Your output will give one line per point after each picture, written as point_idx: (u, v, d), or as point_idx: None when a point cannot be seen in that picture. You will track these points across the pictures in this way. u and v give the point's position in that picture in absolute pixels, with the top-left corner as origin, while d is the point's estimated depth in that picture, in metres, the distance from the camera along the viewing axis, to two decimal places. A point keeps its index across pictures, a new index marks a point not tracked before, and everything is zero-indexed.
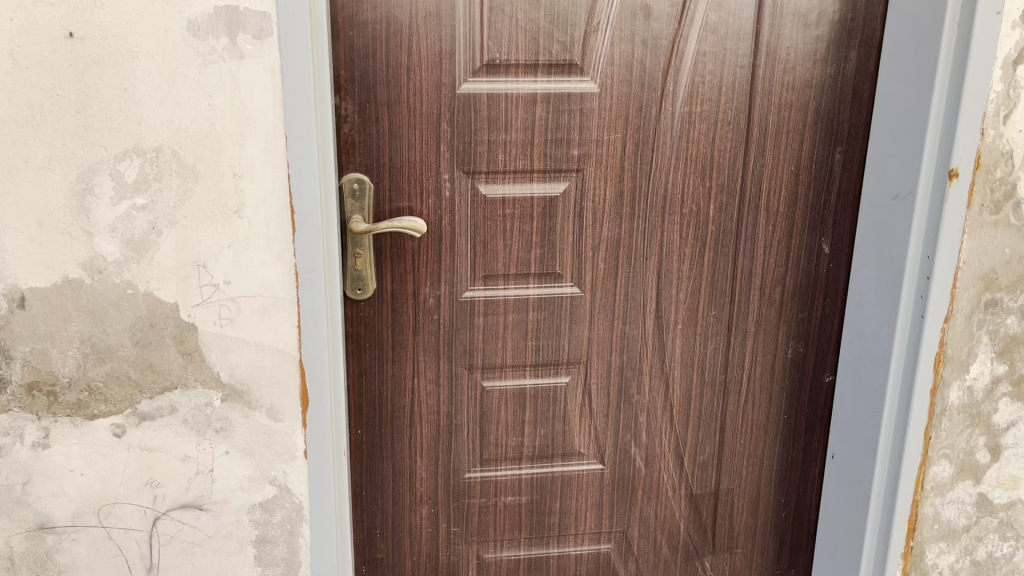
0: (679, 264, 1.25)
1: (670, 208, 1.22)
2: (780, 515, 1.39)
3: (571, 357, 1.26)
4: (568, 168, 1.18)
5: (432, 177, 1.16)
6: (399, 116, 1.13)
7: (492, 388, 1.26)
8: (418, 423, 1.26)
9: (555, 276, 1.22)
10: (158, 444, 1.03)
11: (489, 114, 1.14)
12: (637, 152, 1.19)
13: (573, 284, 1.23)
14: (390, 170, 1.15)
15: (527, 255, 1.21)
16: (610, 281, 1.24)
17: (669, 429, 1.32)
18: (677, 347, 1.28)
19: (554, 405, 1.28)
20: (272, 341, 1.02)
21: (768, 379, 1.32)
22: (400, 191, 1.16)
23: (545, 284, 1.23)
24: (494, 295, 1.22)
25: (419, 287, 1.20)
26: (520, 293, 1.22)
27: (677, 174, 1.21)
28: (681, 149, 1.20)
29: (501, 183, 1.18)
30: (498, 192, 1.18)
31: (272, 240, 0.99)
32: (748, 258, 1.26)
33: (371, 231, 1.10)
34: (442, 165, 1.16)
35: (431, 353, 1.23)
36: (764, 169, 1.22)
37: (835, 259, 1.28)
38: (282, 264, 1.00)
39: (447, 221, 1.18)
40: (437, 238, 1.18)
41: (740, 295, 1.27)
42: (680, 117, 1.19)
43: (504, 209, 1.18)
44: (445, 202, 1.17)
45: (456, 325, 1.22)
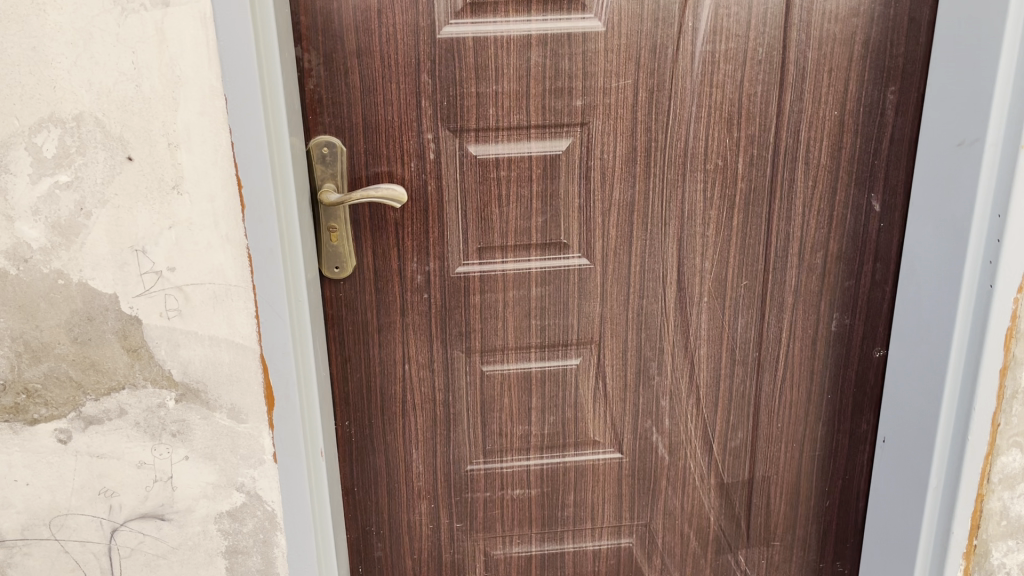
0: (704, 229, 1.08)
1: (691, 164, 1.06)
2: (823, 506, 1.24)
3: (581, 337, 1.12)
4: (571, 122, 1.02)
5: (413, 137, 1.01)
6: (371, 67, 0.97)
7: (492, 373, 1.12)
8: (411, 412, 1.13)
9: (559, 246, 1.08)
10: (108, 450, 0.92)
11: (477, 63, 0.99)
12: (652, 101, 1.02)
13: (580, 255, 1.09)
14: (364, 129, 1.00)
15: (527, 223, 1.06)
16: (624, 249, 1.08)
17: (696, 413, 1.17)
18: (703, 322, 1.13)
19: (564, 390, 1.14)
20: (227, 333, 0.89)
21: (808, 356, 1.16)
22: (377, 155, 1.01)
23: (548, 256, 1.08)
24: (491, 270, 1.08)
25: (404, 263, 1.06)
26: (520, 266, 1.08)
27: (699, 124, 1.04)
28: (703, 96, 1.03)
29: (493, 142, 1.02)
30: (491, 153, 1.03)
31: (218, 219, 0.85)
32: (784, 220, 1.09)
33: (343, 202, 0.97)
34: (425, 123, 1.00)
35: (423, 335, 1.10)
36: (802, 115, 1.05)
37: (886, 218, 1.10)
38: (232, 247, 0.86)
39: (434, 187, 1.03)
40: (422, 206, 1.04)
41: (776, 261, 1.11)
42: (701, 58, 1.01)
43: (499, 172, 1.03)
44: (430, 165, 1.02)
45: (450, 304, 1.09)
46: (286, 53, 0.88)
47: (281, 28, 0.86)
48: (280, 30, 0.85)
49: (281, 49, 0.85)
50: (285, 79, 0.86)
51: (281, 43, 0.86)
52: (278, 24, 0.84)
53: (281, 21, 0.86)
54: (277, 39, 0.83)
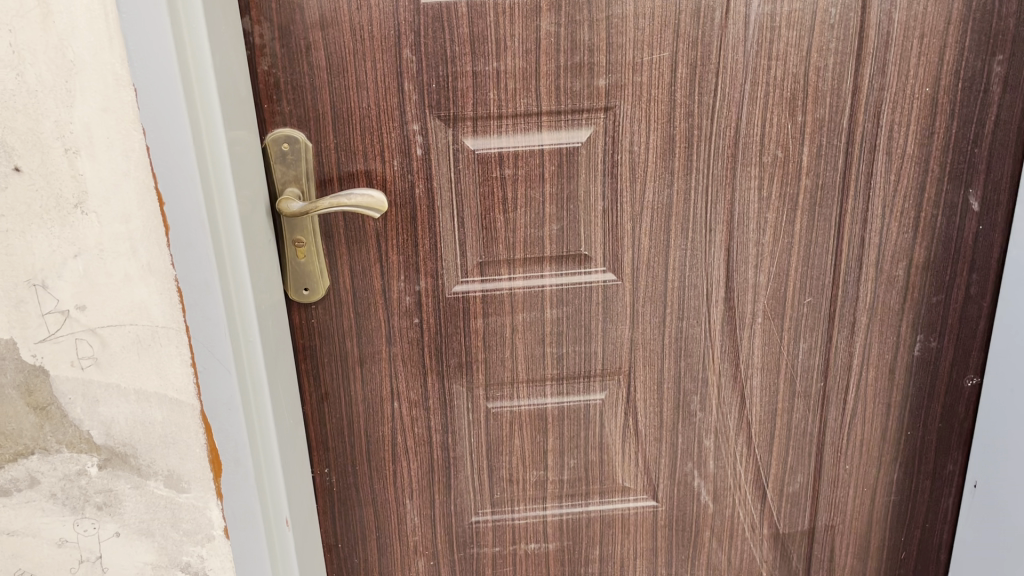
0: (758, 235, 0.88)
1: (743, 157, 0.85)
2: (898, 559, 1.04)
3: (607, 366, 0.92)
4: (593, 107, 0.82)
5: (395, 128, 0.81)
6: (339, 43, 0.77)
7: (498, 411, 0.93)
8: (403, 457, 0.94)
9: (580, 259, 0.88)
10: (21, 527, 0.74)
11: (473, 34, 0.78)
12: (694, 78, 0.81)
13: (605, 269, 0.88)
14: (334, 120, 0.80)
15: (540, 232, 0.86)
16: (659, 262, 0.88)
17: (747, 454, 0.97)
18: (756, 348, 0.92)
19: (587, 429, 0.95)
20: (157, 385, 0.70)
21: (884, 386, 0.95)
22: (352, 151, 0.82)
23: (566, 271, 0.88)
24: (495, 289, 0.88)
25: (389, 282, 0.87)
26: (532, 284, 0.88)
27: (754, 108, 0.83)
28: (759, 71, 0.81)
29: (495, 134, 0.82)
30: (493, 147, 0.82)
31: (136, 244, 0.66)
32: (858, 223, 0.88)
33: (307, 212, 0.78)
34: (409, 111, 0.81)
35: (414, 367, 0.90)
36: (884, 94, 0.83)
37: (987, 219, 0.89)
38: (155, 279, 0.67)
39: (423, 190, 0.84)
40: (409, 213, 0.84)
41: (847, 274, 0.90)
42: (757, 24, 0.80)
43: (504, 170, 0.83)
44: (417, 162, 0.83)
45: (446, 330, 0.89)
46: (221, 28, 0.69)
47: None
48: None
49: (212, 24, 0.65)
50: (220, 63, 0.66)
51: (213, 15, 0.66)
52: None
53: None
54: (205, 11, 0.63)
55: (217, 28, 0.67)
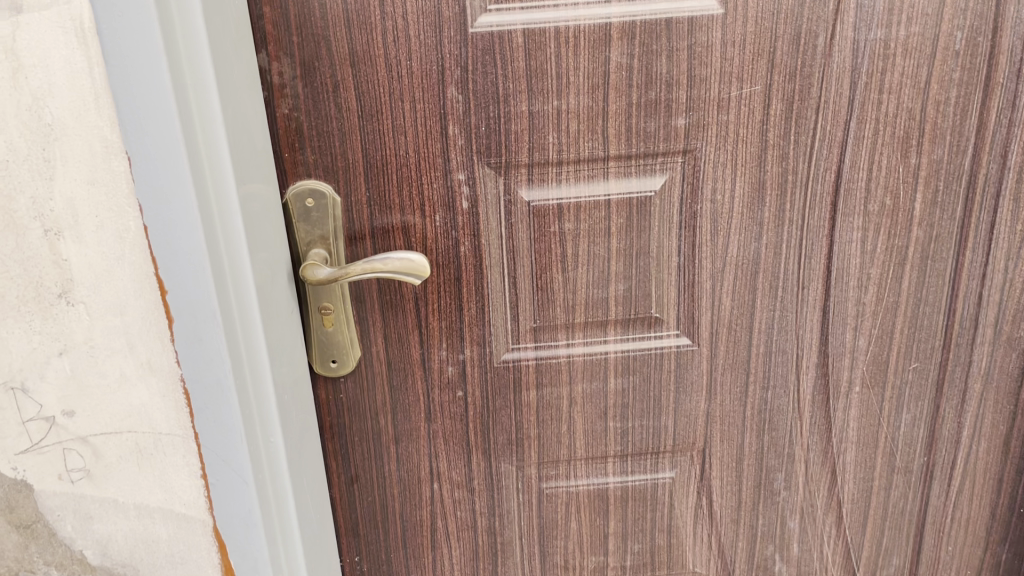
0: (858, 294, 0.75)
1: (845, 206, 0.72)
2: None
3: (679, 442, 0.80)
4: (669, 151, 0.69)
5: (437, 178, 0.69)
6: (373, 82, 0.65)
7: (553, 492, 0.81)
8: (444, 544, 0.82)
9: (649, 322, 0.75)
10: None
11: (530, 68, 0.66)
12: (791, 116, 0.69)
13: (679, 334, 0.76)
14: (366, 170, 0.68)
15: (604, 292, 0.74)
16: (742, 325, 0.76)
17: (836, 536, 0.85)
18: (851, 419, 0.80)
19: (655, 510, 0.83)
20: (162, 499, 0.59)
21: (997, 460, 0.83)
22: (386, 205, 0.70)
23: (633, 336, 0.76)
24: (551, 358, 0.76)
25: (430, 352, 0.75)
26: (594, 352, 0.76)
27: (859, 148, 0.70)
28: (867, 107, 0.69)
29: (554, 183, 0.70)
30: (551, 199, 0.70)
31: (133, 340, 0.55)
32: (975, 279, 0.75)
33: (337, 278, 0.66)
34: (454, 158, 0.68)
35: (457, 446, 0.78)
36: (1014, 131, 0.70)
37: None
38: (157, 380, 0.56)
39: (469, 248, 0.72)
40: (453, 273, 0.72)
41: (960, 336, 0.77)
42: (867, 52, 0.67)
43: (563, 224, 0.71)
44: (462, 217, 0.70)
45: (494, 404, 0.77)
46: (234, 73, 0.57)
47: (223, 37, 0.55)
48: (220, 40, 0.54)
49: (222, 73, 0.53)
50: (232, 118, 0.55)
51: (223, 61, 0.54)
52: (215, 33, 0.52)
53: (221, 25, 0.54)
54: (213, 59, 0.51)
55: (228, 76, 0.55)
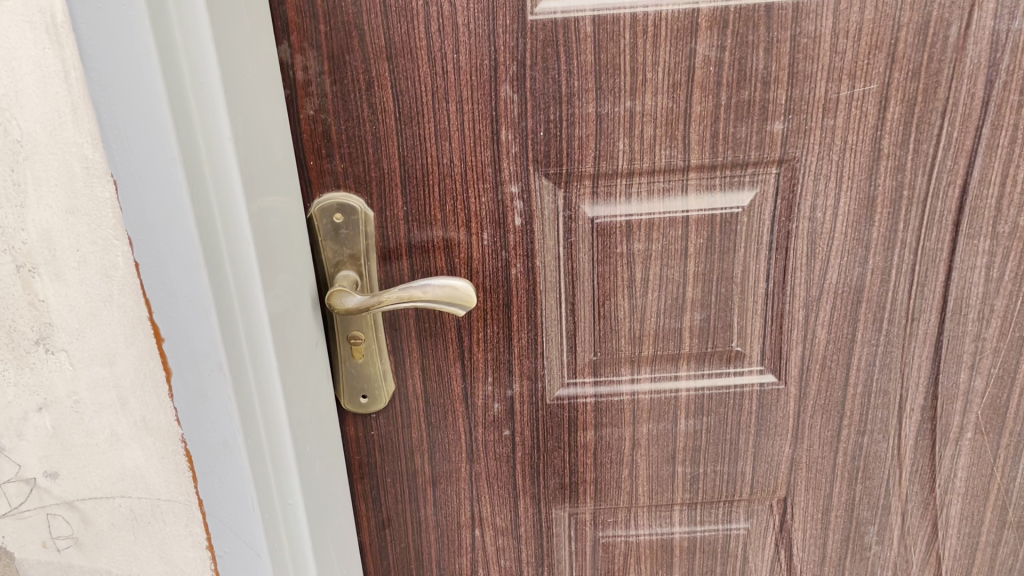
0: (977, 328, 0.64)
1: (969, 226, 0.61)
2: None
3: (757, 490, 0.70)
4: (762, 161, 0.58)
5: (487, 191, 0.59)
6: (414, 78, 0.55)
7: (611, 541, 0.71)
8: None
9: (729, 357, 0.65)
10: None
11: (600, 62, 0.55)
12: (911, 121, 0.57)
13: (763, 370, 0.66)
14: (404, 181, 0.58)
15: (678, 323, 0.63)
16: (838, 362, 0.65)
17: None
18: (959, 468, 0.69)
19: (725, 562, 0.73)
20: (162, 569, 0.51)
21: None
22: (426, 221, 0.60)
23: (709, 372, 0.65)
24: (613, 395, 0.66)
25: (474, 387, 0.65)
26: (663, 389, 0.66)
27: (990, 160, 0.59)
28: (1003, 111, 0.57)
29: (624, 197, 0.59)
30: (619, 216, 0.60)
31: (125, 394, 0.46)
32: None
33: (367, 306, 0.57)
34: (506, 168, 0.58)
35: (503, 490, 0.69)
36: None
37: None
38: (154, 440, 0.47)
39: (522, 270, 0.62)
40: (502, 299, 0.62)
41: None
42: (1008, 45, 0.56)
43: (633, 244, 0.61)
44: (515, 235, 0.60)
45: (546, 445, 0.68)
46: (248, 73, 0.47)
47: (236, 31, 0.45)
48: (231, 36, 0.44)
49: (231, 76, 0.44)
50: (243, 130, 0.45)
51: (234, 60, 0.45)
52: (222, 27, 0.43)
53: (232, 17, 0.45)
54: (217, 59, 0.42)
55: (240, 79, 0.46)
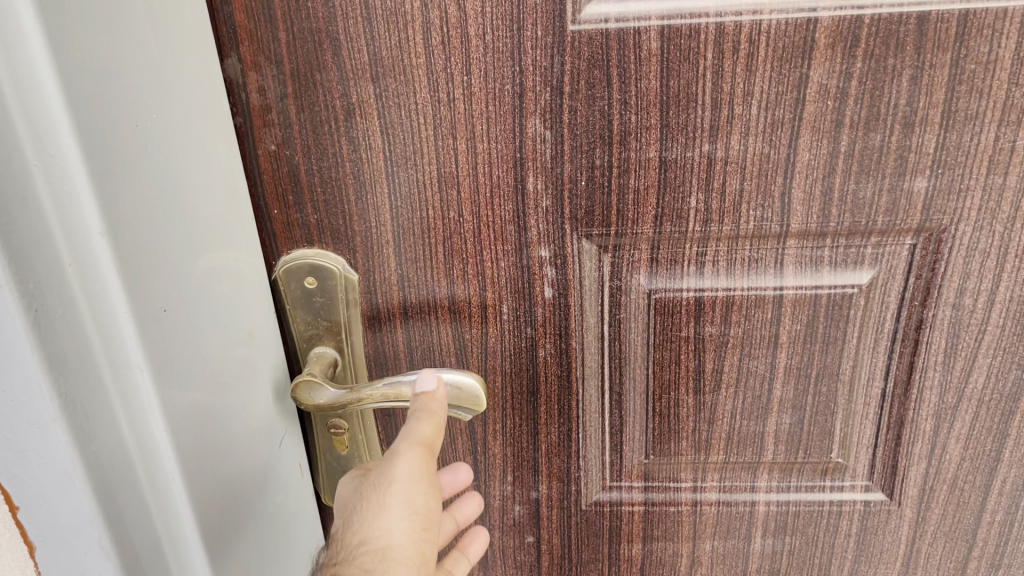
0: None
1: None
2: None
3: None
4: (893, 228, 0.42)
5: (508, 254, 0.44)
6: (409, 107, 0.40)
7: None
8: None
9: (825, 469, 0.49)
10: None
11: (670, 91, 0.39)
12: None
13: (868, 484, 0.50)
14: (397, 237, 0.44)
15: (760, 427, 0.48)
16: (972, 482, 0.49)
17: None
18: None
19: None
20: None
21: None
22: (427, 288, 0.45)
23: (797, 486, 0.50)
24: (669, 505, 0.51)
25: (489, 488, 0.51)
26: (734, 501, 0.51)
27: None
28: None
29: (694, 268, 0.44)
30: (686, 292, 0.44)
31: None
32: None
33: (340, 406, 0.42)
34: (534, 225, 0.43)
35: None
36: None
37: None
38: None
39: (553, 353, 0.47)
40: (527, 386, 0.48)
41: None
42: None
43: (704, 327, 0.45)
44: (544, 309, 0.45)
45: (580, 556, 0.53)
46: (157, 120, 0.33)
47: (126, 63, 0.31)
48: (112, 74, 0.30)
49: (110, 137, 0.29)
50: (135, 209, 0.31)
51: (119, 110, 0.30)
52: (90, 68, 0.28)
53: (116, 45, 0.30)
54: (77, 121, 0.28)
55: (135, 132, 0.31)
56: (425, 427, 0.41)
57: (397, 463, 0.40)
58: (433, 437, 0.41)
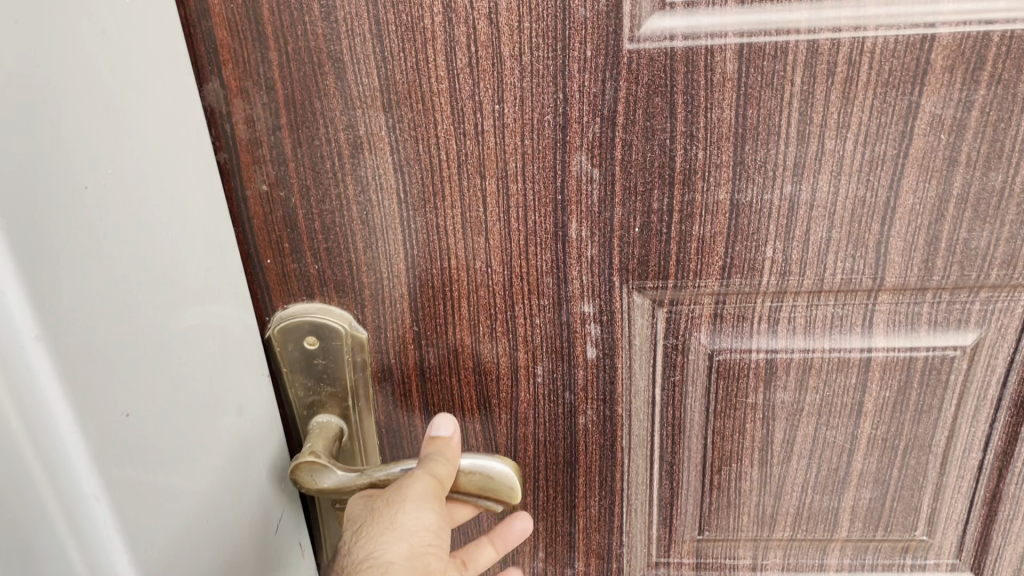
0: None
1: None
2: None
3: None
4: (1004, 281, 0.35)
5: (544, 309, 0.37)
6: (429, 142, 0.33)
7: None
8: None
9: (907, 547, 0.43)
10: None
11: (747, 123, 0.32)
12: None
13: (955, 562, 0.44)
14: (413, 291, 0.37)
15: (835, 503, 0.41)
16: None
17: None
18: None
19: None
20: None
21: None
22: (448, 348, 0.38)
23: (873, 566, 0.43)
24: None
25: (519, 565, 0.45)
26: None
27: None
28: None
29: (766, 327, 0.37)
30: (755, 354, 0.37)
31: None
32: None
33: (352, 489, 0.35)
34: (577, 277, 0.36)
35: None
36: None
37: None
38: None
39: (595, 420, 0.40)
40: (564, 457, 0.41)
41: None
42: None
43: (775, 393, 0.38)
44: (586, 371, 0.39)
45: None
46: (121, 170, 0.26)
47: (69, 109, 0.23)
48: (48, 127, 0.22)
49: (44, 211, 0.22)
50: (86, 294, 0.24)
51: (60, 172, 0.23)
52: (21, 118, 0.21)
53: (55, 88, 0.23)
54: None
55: (84, 198, 0.24)
56: (444, 465, 0.36)
57: (410, 483, 0.35)
58: (451, 471, 0.36)
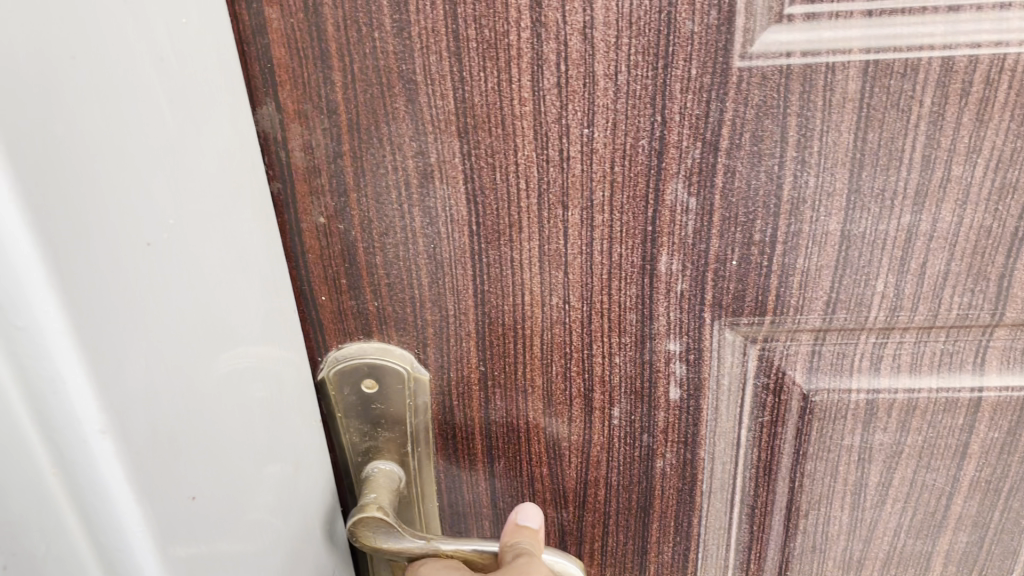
0: None
1: None
2: None
3: None
4: None
5: (625, 348, 0.34)
6: (508, 170, 0.30)
7: None
8: None
9: None
10: None
11: (866, 148, 0.29)
12: None
13: None
14: (482, 329, 0.34)
15: (928, 546, 0.38)
16: None
17: None
18: None
19: None
20: None
21: None
22: (518, 390, 0.35)
23: None
24: None
25: None
26: None
27: None
28: None
29: (871, 363, 0.34)
30: (856, 393, 0.34)
31: None
32: None
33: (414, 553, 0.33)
34: (663, 313, 0.33)
35: None
36: None
37: None
38: None
39: (674, 462, 0.37)
40: (638, 501, 0.38)
41: None
42: None
43: (873, 432, 0.35)
44: (668, 412, 0.35)
45: None
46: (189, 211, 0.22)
47: (142, 141, 0.20)
48: (120, 175, 0.19)
49: (115, 282, 0.19)
50: (161, 358, 0.20)
51: (131, 232, 0.19)
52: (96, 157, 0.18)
53: (126, 127, 0.19)
54: (64, 276, 0.17)
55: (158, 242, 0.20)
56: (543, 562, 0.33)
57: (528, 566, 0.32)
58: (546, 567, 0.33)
